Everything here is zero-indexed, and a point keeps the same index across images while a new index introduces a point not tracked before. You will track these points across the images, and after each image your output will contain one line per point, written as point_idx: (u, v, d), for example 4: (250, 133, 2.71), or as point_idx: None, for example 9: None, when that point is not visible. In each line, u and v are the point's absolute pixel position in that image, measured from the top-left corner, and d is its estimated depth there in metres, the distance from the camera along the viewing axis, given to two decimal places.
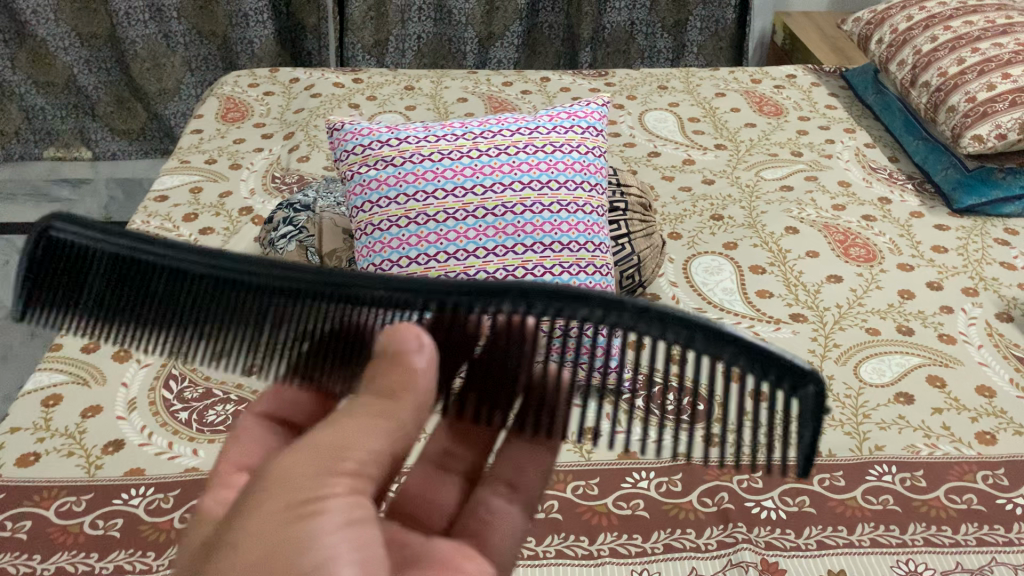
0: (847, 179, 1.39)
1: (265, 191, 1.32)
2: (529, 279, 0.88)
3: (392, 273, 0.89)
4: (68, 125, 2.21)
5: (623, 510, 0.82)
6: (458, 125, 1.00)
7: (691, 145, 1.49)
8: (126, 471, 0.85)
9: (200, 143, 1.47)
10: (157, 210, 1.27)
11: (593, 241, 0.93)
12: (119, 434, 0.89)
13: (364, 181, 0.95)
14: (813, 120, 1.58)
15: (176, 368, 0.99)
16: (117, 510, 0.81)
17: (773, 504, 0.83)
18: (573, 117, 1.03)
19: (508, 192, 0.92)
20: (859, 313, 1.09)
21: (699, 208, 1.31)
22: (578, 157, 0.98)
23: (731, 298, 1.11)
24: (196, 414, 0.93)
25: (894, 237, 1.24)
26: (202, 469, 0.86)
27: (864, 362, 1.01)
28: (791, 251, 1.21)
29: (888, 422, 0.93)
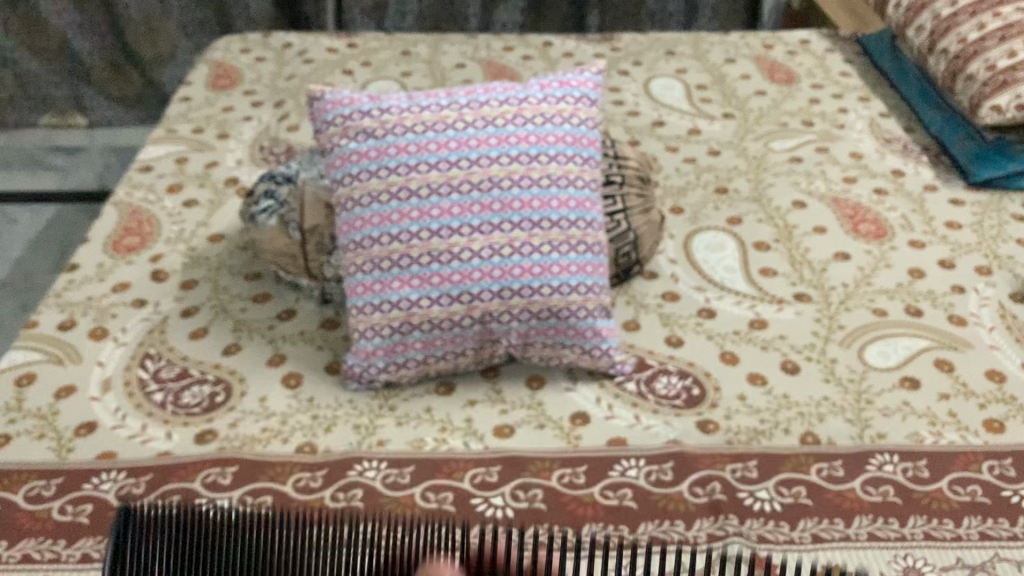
0: (859, 151, 1.33)
1: (253, 162, 1.29)
2: (516, 258, 0.86)
3: (373, 251, 0.87)
4: (63, 92, 2.17)
5: (610, 500, 0.78)
6: (443, 92, 0.93)
7: (697, 115, 1.43)
8: (97, 455, 0.83)
9: (189, 111, 1.43)
10: (141, 181, 1.24)
11: (585, 218, 0.89)
12: (92, 416, 0.87)
13: (344, 154, 0.90)
14: (825, 88, 1.51)
15: (153, 348, 0.95)
16: (87, 496, 0.78)
17: (768, 494, 0.79)
18: (566, 85, 0.94)
19: (495, 166, 0.88)
20: (866, 293, 1.05)
21: (703, 180, 1.26)
22: (570, 129, 0.91)
23: (733, 277, 1.07)
24: (172, 394, 0.89)
25: (906, 213, 1.19)
26: (175, 454, 0.82)
27: (869, 346, 0.97)
28: (798, 227, 1.16)
29: (892, 408, 0.88)
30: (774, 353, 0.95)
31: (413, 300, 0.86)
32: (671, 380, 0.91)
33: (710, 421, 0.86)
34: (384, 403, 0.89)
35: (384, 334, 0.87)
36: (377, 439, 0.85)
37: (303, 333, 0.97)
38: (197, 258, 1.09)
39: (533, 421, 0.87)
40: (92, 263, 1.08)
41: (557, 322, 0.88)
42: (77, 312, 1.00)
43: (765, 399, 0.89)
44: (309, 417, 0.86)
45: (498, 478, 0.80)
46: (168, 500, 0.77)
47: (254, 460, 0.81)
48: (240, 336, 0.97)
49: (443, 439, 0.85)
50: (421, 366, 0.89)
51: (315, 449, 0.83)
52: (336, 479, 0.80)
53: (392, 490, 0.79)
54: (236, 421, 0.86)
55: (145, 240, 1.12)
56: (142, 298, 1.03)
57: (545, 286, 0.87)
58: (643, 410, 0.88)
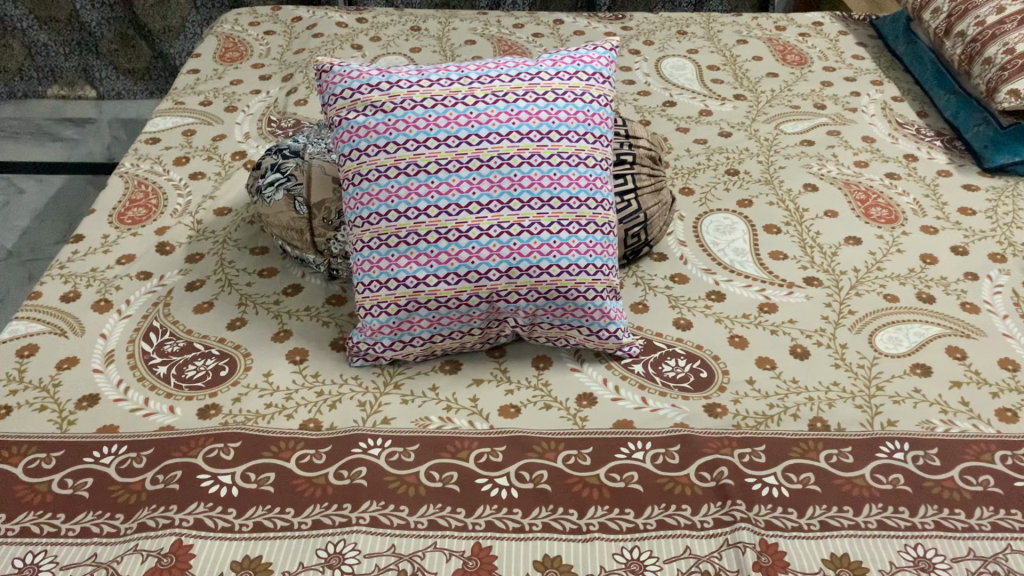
0: (872, 135, 1.31)
1: (259, 136, 1.27)
2: (524, 237, 0.85)
3: (380, 227, 0.86)
4: (71, 63, 2.16)
5: (616, 482, 0.77)
6: (454, 67, 0.91)
7: (709, 95, 1.41)
8: (99, 428, 0.82)
9: (195, 83, 1.41)
10: (146, 153, 1.23)
11: (595, 197, 0.88)
12: (94, 389, 0.86)
13: (352, 127, 0.88)
14: (838, 70, 1.49)
15: (157, 321, 0.94)
16: (88, 469, 0.78)
17: (776, 480, 0.78)
18: (578, 61, 0.93)
19: (505, 142, 0.86)
20: (877, 278, 1.03)
21: (714, 162, 1.25)
22: (582, 106, 0.90)
23: (743, 259, 1.06)
24: (175, 368, 0.88)
25: (919, 198, 1.17)
26: (177, 428, 0.82)
27: (879, 331, 0.95)
28: (809, 210, 1.15)
29: (903, 395, 0.88)
30: (784, 337, 0.94)
31: (419, 277, 0.85)
32: (679, 363, 0.90)
33: (718, 404, 0.85)
34: (389, 381, 0.88)
35: (390, 312, 0.86)
36: (381, 417, 0.84)
37: (309, 309, 0.96)
38: (202, 231, 1.08)
39: (539, 402, 0.86)
40: (96, 234, 1.07)
41: (565, 302, 0.86)
42: (80, 283, 0.99)
43: (774, 383, 0.88)
44: (314, 394, 0.86)
45: (503, 458, 0.79)
46: (169, 475, 0.77)
47: (257, 436, 0.81)
48: (245, 311, 0.96)
49: (448, 418, 0.84)
50: (428, 344, 0.88)
51: (318, 426, 0.82)
52: (339, 456, 0.79)
53: (395, 468, 0.78)
54: (239, 397, 0.85)
55: (151, 212, 1.11)
56: (146, 271, 1.01)
57: (553, 266, 0.85)
58: (650, 392, 0.87)
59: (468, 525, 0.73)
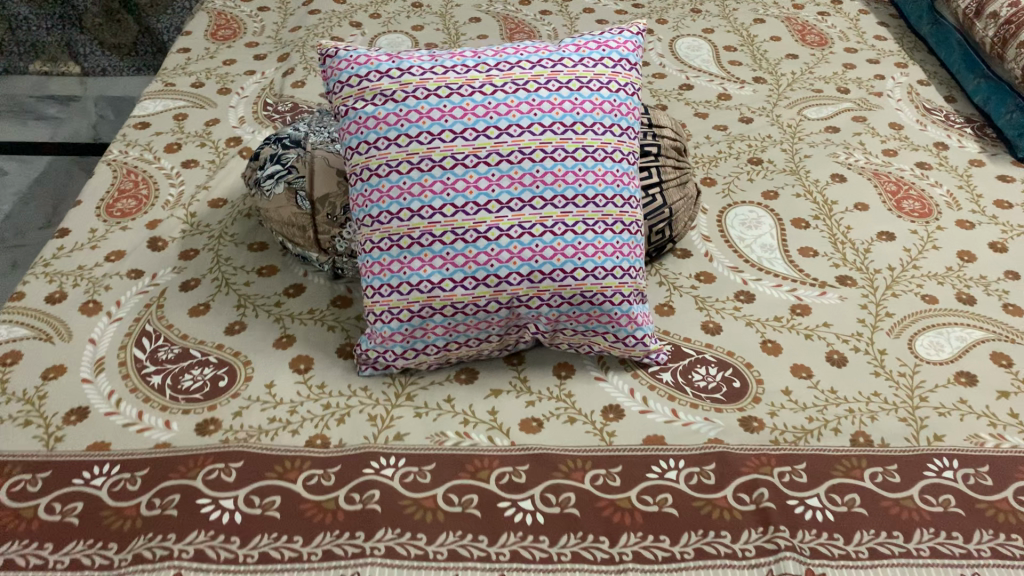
0: (899, 121, 1.25)
1: (255, 120, 1.20)
2: (547, 238, 0.78)
3: (391, 227, 0.79)
4: (54, 38, 2.06)
5: (649, 506, 0.72)
6: (469, 52, 0.84)
7: (727, 78, 1.35)
8: (89, 445, 0.76)
9: (186, 63, 1.33)
10: (135, 139, 1.16)
11: (622, 194, 0.82)
12: (83, 401, 0.80)
13: (360, 118, 0.81)
14: (860, 52, 1.43)
15: (150, 324, 0.88)
16: (77, 492, 0.72)
17: (819, 503, 0.73)
18: (604, 46, 0.86)
19: (526, 135, 0.80)
20: (913, 277, 0.98)
21: (735, 150, 1.19)
22: (608, 96, 0.83)
23: (771, 256, 1.00)
24: (170, 378, 0.82)
25: (952, 189, 1.12)
26: (174, 446, 0.75)
27: (920, 335, 0.90)
28: (838, 203, 1.09)
29: (948, 406, 0.82)
30: (819, 342, 0.89)
31: (434, 282, 0.78)
32: (710, 371, 0.85)
33: (754, 418, 0.80)
34: (401, 391, 0.82)
35: (402, 318, 0.79)
36: (394, 432, 0.78)
37: (313, 312, 0.90)
38: (196, 225, 1.01)
39: (562, 415, 0.80)
40: (83, 228, 1.00)
41: (590, 307, 0.80)
42: (66, 283, 0.92)
43: (811, 393, 0.83)
44: (321, 407, 0.80)
45: (526, 479, 0.74)
46: (167, 499, 0.71)
47: (261, 454, 0.75)
48: (244, 314, 0.89)
49: (466, 434, 0.78)
50: (443, 352, 0.82)
51: (327, 443, 0.76)
52: (350, 478, 0.73)
53: (411, 491, 0.72)
54: (240, 411, 0.79)
55: (141, 203, 1.04)
56: (138, 269, 0.95)
57: (578, 269, 0.79)
58: (681, 404, 0.81)
59: (492, 555, 0.68)
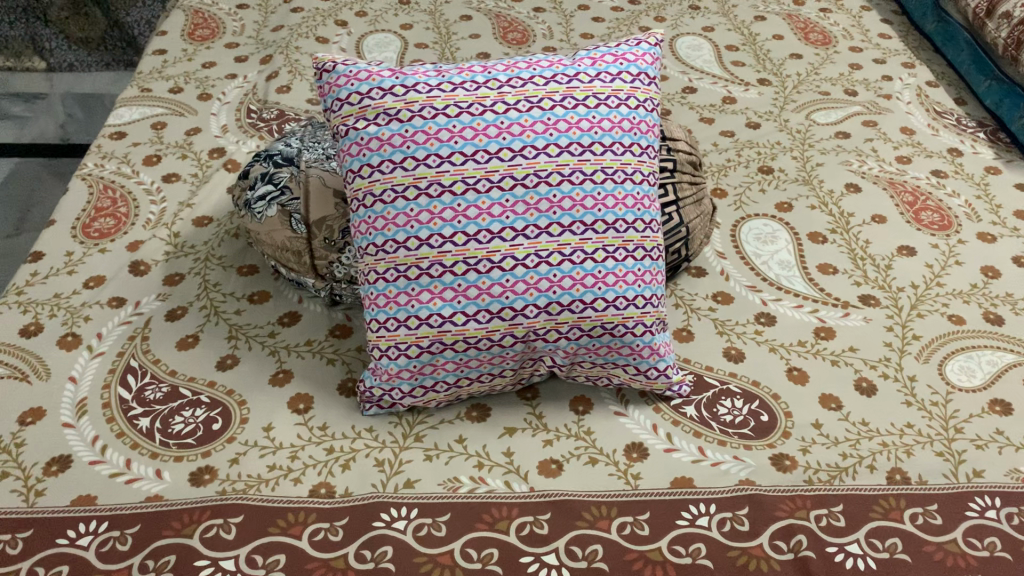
0: (910, 125, 1.21)
1: (239, 129, 1.14)
2: (566, 267, 0.73)
3: (398, 256, 0.73)
4: (16, 32, 1.90)
5: (682, 558, 0.67)
6: (478, 67, 0.79)
7: (731, 80, 1.30)
8: (73, 499, 0.69)
9: (163, 66, 1.26)
10: (112, 151, 1.09)
11: (643, 218, 0.77)
12: (65, 448, 0.73)
13: (362, 139, 0.76)
14: (865, 51, 1.39)
15: (135, 360, 0.82)
16: (61, 555, 0.66)
17: (860, 549, 0.69)
18: (620, 59, 0.81)
19: (542, 157, 0.74)
20: (938, 296, 0.93)
21: (745, 158, 1.14)
22: (627, 113, 0.78)
23: (789, 275, 0.96)
24: (159, 420, 0.76)
25: (970, 199, 1.08)
26: (166, 499, 0.70)
27: (950, 359, 0.86)
28: (855, 215, 1.04)
29: (985, 438, 0.78)
30: (846, 369, 0.84)
31: (445, 315, 0.73)
32: (735, 404, 0.80)
33: (786, 455, 0.76)
34: (409, 432, 0.77)
35: (410, 354, 0.74)
36: (404, 479, 0.73)
37: (310, 344, 0.84)
38: (181, 246, 0.95)
39: (583, 455, 0.75)
40: (59, 251, 0.93)
41: (611, 340, 0.75)
42: (42, 313, 0.86)
43: (842, 427, 0.79)
44: (324, 452, 0.74)
45: (549, 530, 0.69)
46: (160, 561, 0.65)
47: (261, 507, 0.69)
48: (237, 346, 0.84)
49: (481, 479, 0.73)
50: (453, 389, 0.77)
51: (332, 492, 0.71)
52: (359, 532, 0.68)
53: (426, 546, 0.67)
54: (237, 457, 0.73)
55: (121, 223, 0.98)
56: (119, 296, 0.88)
57: (599, 299, 0.73)
58: (707, 441, 0.77)
59: None
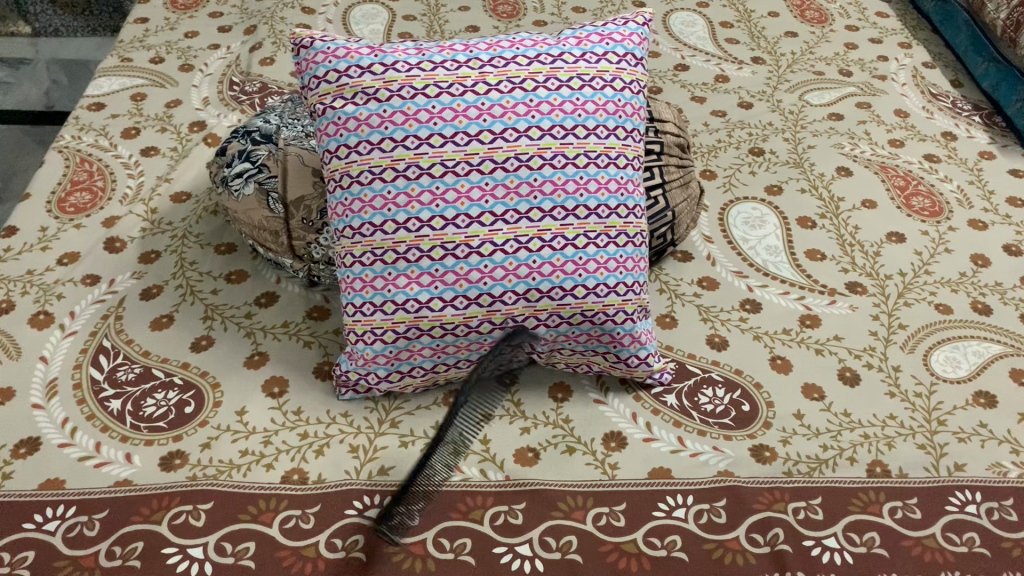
0: (904, 108, 1.19)
1: (221, 102, 1.11)
2: (546, 253, 0.71)
3: (374, 240, 0.72)
4: None
5: (657, 550, 0.66)
6: (460, 45, 0.76)
7: (725, 58, 1.28)
8: (41, 483, 0.68)
9: (144, 36, 1.23)
10: (90, 123, 1.06)
11: (626, 203, 0.75)
12: (33, 430, 0.72)
13: (339, 119, 0.74)
14: (862, 30, 1.36)
15: (108, 340, 0.80)
16: (28, 540, 0.65)
17: (837, 543, 0.68)
18: (607, 39, 0.79)
19: (523, 140, 0.72)
20: (926, 284, 0.92)
21: (736, 139, 1.12)
22: (612, 95, 0.76)
23: (777, 260, 0.95)
24: (131, 403, 0.75)
25: (963, 185, 1.06)
26: (136, 483, 0.69)
27: (935, 350, 0.85)
28: (845, 199, 1.03)
29: (968, 431, 0.78)
30: (831, 358, 0.83)
31: (422, 301, 0.71)
32: (717, 393, 0.79)
33: (766, 447, 0.75)
34: (385, 417, 0.76)
35: (386, 340, 0.72)
36: (378, 465, 0.72)
37: (287, 326, 0.83)
38: (158, 222, 0.93)
39: (560, 444, 0.74)
40: (33, 226, 0.91)
41: (591, 327, 0.73)
42: (15, 290, 0.84)
43: (824, 417, 0.78)
44: (297, 437, 0.73)
45: (523, 520, 0.68)
46: (128, 547, 0.64)
47: (232, 493, 0.68)
48: (212, 327, 0.82)
49: (456, 467, 0.72)
50: (430, 374, 0.76)
51: (305, 478, 0.70)
52: (331, 520, 0.67)
53: (399, 536, 0.66)
54: (209, 442, 0.72)
55: (97, 197, 0.96)
56: (94, 274, 0.87)
57: (579, 286, 0.72)
58: (687, 431, 0.76)
59: None
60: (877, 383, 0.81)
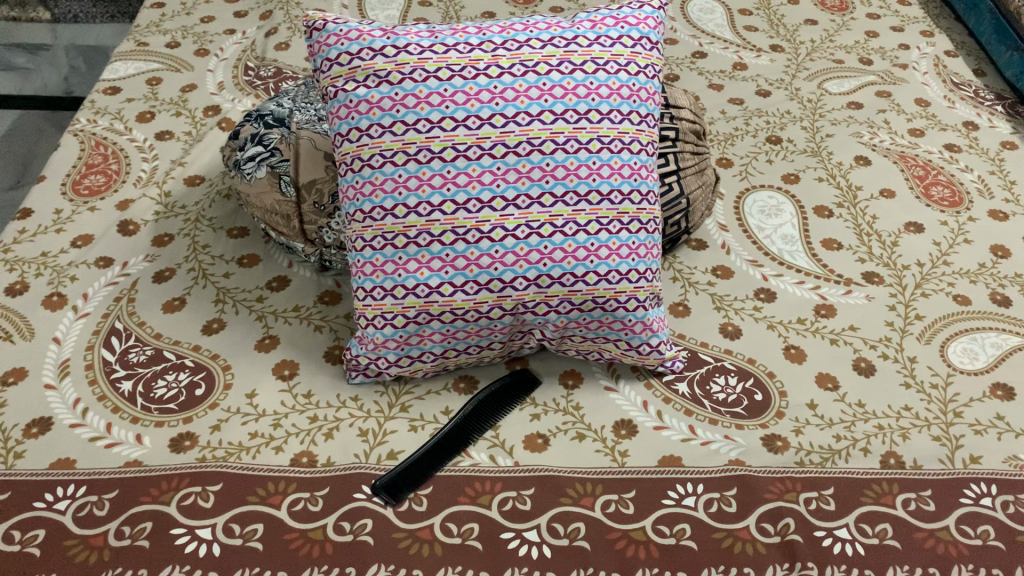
0: (925, 97, 1.17)
1: (235, 87, 1.11)
2: (557, 239, 0.71)
3: (385, 224, 0.72)
4: None
5: (666, 538, 0.66)
6: (473, 29, 0.76)
7: (743, 45, 1.26)
8: (52, 462, 0.69)
9: (161, 20, 1.24)
10: (105, 107, 1.07)
11: (639, 189, 0.74)
12: (45, 410, 0.72)
13: (351, 102, 0.73)
14: (883, 18, 1.34)
15: (121, 322, 0.80)
16: (39, 519, 0.65)
17: (849, 534, 0.67)
18: (622, 22, 0.78)
19: (536, 124, 0.72)
20: (944, 275, 0.91)
21: (753, 127, 1.11)
22: (626, 79, 0.75)
23: (792, 250, 0.93)
24: (142, 384, 0.75)
25: (984, 175, 1.04)
26: (146, 464, 0.69)
27: (952, 341, 0.83)
28: (863, 188, 1.02)
29: (984, 423, 0.76)
30: (845, 349, 0.82)
31: (432, 286, 0.71)
32: (729, 382, 0.79)
33: (778, 436, 0.74)
34: (394, 401, 0.76)
35: (396, 324, 0.72)
36: (387, 450, 0.71)
37: (298, 310, 0.83)
38: (171, 206, 0.93)
39: (570, 430, 0.74)
40: (48, 209, 0.92)
41: (602, 314, 0.73)
42: (29, 272, 0.84)
43: (838, 408, 0.77)
44: (307, 420, 0.73)
45: (531, 506, 0.68)
46: (137, 527, 0.64)
47: (240, 475, 0.68)
48: (224, 310, 0.82)
49: (465, 453, 0.72)
50: (440, 359, 0.75)
51: (313, 462, 0.70)
52: (339, 504, 0.67)
53: (406, 521, 0.66)
54: (218, 424, 0.72)
55: (111, 180, 0.96)
56: (107, 256, 0.87)
57: (590, 273, 0.71)
58: (698, 419, 0.75)
59: None
60: (891, 374, 0.80)
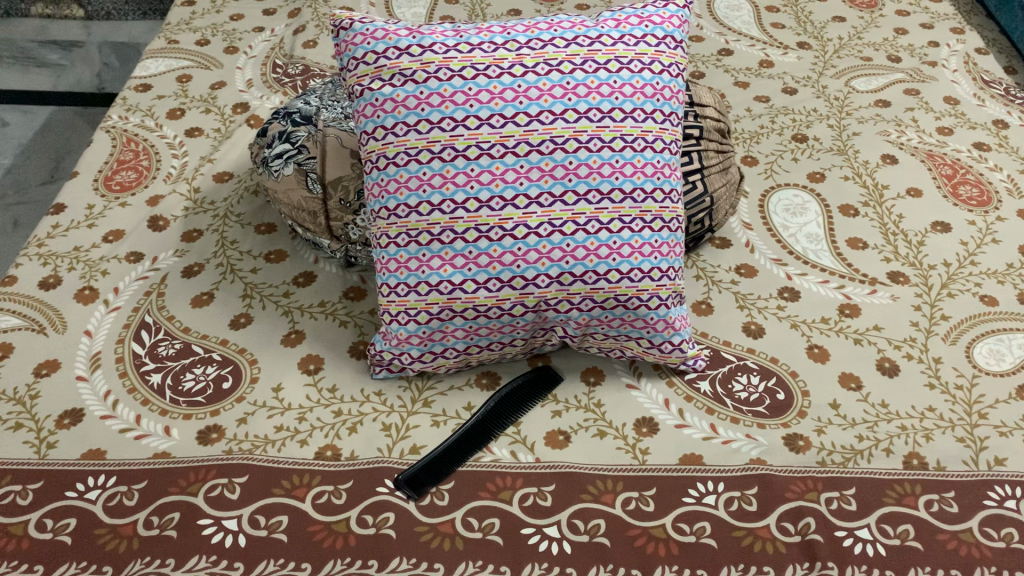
0: (955, 94, 1.16)
1: (264, 84, 1.13)
2: (580, 237, 0.71)
3: (409, 221, 0.72)
4: None
5: (686, 536, 0.66)
6: (498, 28, 0.76)
7: (770, 42, 1.26)
8: (84, 453, 0.70)
9: (191, 18, 1.25)
10: (137, 104, 1.08)
11: (663, 187, 0.74)
12: (76, 402, 0.74)
13: (377, 100, 0.74)
14: (913, 15, 1.33)
15: (150, 316, 0.82)
16: (70, 507, 0.67)
17: (870, 534, 0.67)
18: (646, 21, 0.78)
19: (559, 123, 0.72)
20: (971, 275, 0.90)
21: (778, 125, 1.11)
22: (650, 78, 0.75)
23: (817, 248, 0.93)
24: (171, 377, 0.76)
25: (1013, 173, 1.03)
26: (174, 455, 0.70)
27: (978, 342, 0.83)
28: (889, 187, 1.01)
29: (1010, 425, 0.76)
30: (869, 348, 0.82)
31: (455, 283, 0.71)
32: (752, 381, 0.79)
33: (800, 436, 0.74)
34: (418, 397, 0.76)
35: (419, 320, 0.73)
36: (410, 444, 0.72)
37: (324, 305, 0.84)
38: (200, 202, 0.95)
39: (591, 427, 0.74)
40: (81, 204, 0.94)
41: (624, 312, 0.73)
42: (62, 266, 0.86)
43: (861, 408, 0.77)
44: (331, 414, 0.74)
45: (552, 502, 0.68)
46: (165, 517, 0.66)
47: (266, 468, 0.69)
48: (251, 305, 0.84)
49: (487, 448, 0.72)
50: (462, 356, 0.76)
51: (338, 455, 0.71)
52: (363, 496, 0.68)
53: (428, 515, 0.67)
54: (245, 417, 0.73)
55: (142, 176, 0.98)
56: (137, 252, 0.89)
57: (612, 271, 0.71)
58: (720, 418, 0.75)
59: None
60: (917, 374, 0.80)
